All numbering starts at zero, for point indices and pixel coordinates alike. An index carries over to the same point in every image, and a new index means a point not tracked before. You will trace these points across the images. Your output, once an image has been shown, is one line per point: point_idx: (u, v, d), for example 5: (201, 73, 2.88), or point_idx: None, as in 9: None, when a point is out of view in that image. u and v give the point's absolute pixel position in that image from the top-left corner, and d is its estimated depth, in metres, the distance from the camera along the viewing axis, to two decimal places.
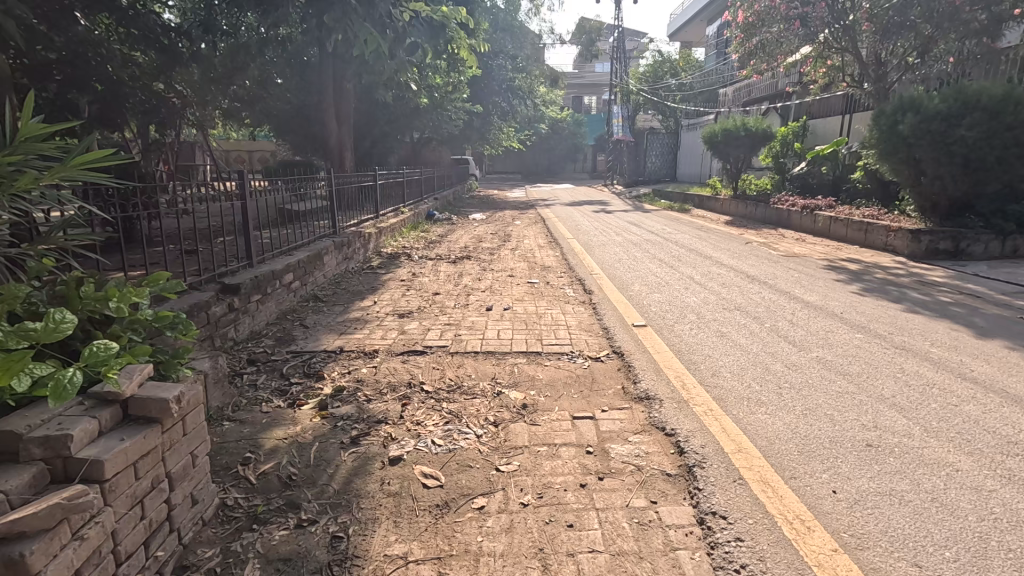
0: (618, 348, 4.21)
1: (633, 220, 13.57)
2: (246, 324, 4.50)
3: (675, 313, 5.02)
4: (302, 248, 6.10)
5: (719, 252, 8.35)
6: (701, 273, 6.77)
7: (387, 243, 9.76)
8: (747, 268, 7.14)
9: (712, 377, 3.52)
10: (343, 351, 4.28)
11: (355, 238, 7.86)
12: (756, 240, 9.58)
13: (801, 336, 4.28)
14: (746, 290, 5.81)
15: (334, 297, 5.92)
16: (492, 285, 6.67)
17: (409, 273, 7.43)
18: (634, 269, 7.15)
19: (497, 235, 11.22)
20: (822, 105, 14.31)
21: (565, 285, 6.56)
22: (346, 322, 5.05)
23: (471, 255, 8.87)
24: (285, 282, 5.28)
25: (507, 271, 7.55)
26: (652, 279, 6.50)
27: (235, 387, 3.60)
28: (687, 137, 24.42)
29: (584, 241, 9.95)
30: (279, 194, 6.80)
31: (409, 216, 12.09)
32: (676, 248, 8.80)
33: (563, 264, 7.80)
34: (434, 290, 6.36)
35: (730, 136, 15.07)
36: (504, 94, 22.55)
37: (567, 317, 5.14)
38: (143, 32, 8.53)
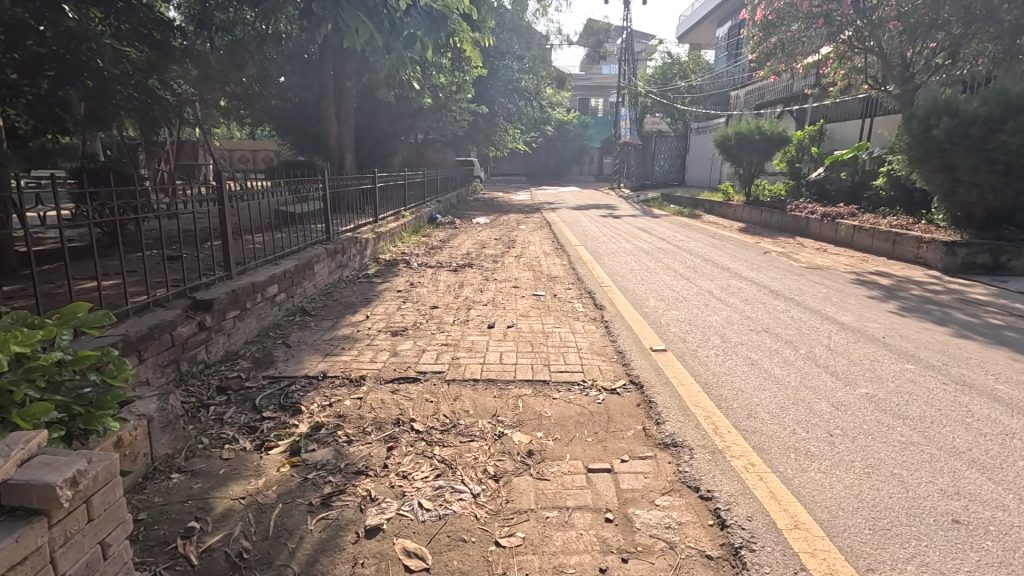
0: (636, 378, 3.73)
1: (642, 225, 13.10)
2: (221, 344, 4.05)
3: (697, 335, 4.54)
4: (289, 257, 5.65)
5: (737, 263, 7.86)
6: (720, 287, 6.29)
7: (386, 248, 9.31)
8: (768, 281, 6.65)
9: (748, 420, 3.02)
10: (325, 377, 3.81)
11: (350, 245, 7.42)
12: (774, 250, 9.08)
13: (843, 365, 3.80)
14: (771, 308, 5.32)
15: (323, 311, 5.46)
16: (495, 297, 6.20)
17: (406, 283, 6.97)
18: (647, 281, 6.67)
19: (501, 241, 10.76)
20: (841, 109, 13.81)
21: (574, 298, 6.09)
22: (333, 341, 4.59)
23: (473, 263, 8.39)
24: (268, 295, 4.82)
25: (512, 281, 7.08)
26: (667, 293, 6.02)
27: (196, 422, 3.13)
28: (696, 141, 23.89)
29: (592, 248, 9.46)
30: (269, 198, 6.39)
31: (410, 220, 11.66)
32: (690, 257, 8.32)
33: (571, 274, 7.33)
34: (432, 303, 5.90)
35: (743, 140, 14.54)
36: (510, 96, 22.13)
37: (577, 338, 4.67)
38: (135, 25, 8.17)
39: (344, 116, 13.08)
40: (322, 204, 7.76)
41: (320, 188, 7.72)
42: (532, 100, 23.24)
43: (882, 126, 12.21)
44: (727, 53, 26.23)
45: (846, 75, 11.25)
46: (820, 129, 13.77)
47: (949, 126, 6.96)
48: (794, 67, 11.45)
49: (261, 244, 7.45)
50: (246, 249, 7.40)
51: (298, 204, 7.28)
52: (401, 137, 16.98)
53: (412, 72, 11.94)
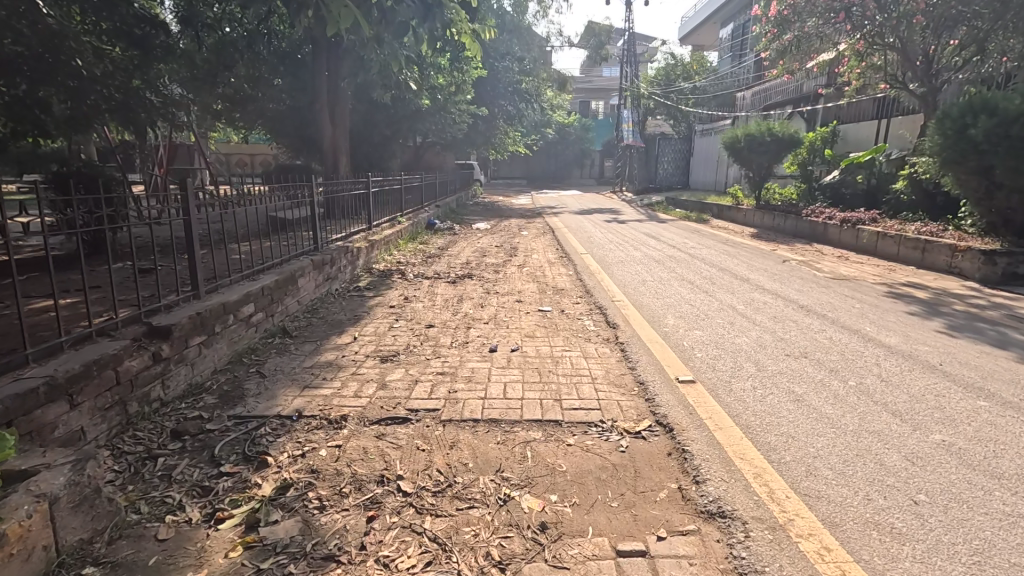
0: (664, 419, 3.18)
1: (649, 231, 12.55)
2: (183, 377, 3.52)
3: (729, 362, 4.00)
4: (270, 271, 5.11)
5: (756, 274, 7.32)
6: (743, 301, 5.76)
7: (381, 257, 8.78)
8: (794, 294, 6.11)
9: (808, 479, 2.48)
10: (300, 417, 3.27)
11: (340, 255, 6.88)
12: (792, 258, 8.55)
13: (903, 401, 3.26)
14: (805, 328, 4.79)
15: (306, 332, 4.92)
16: (498, 314, 5.66)
17: (400, 296, 6.44)
18: (663, 294, 6.13)
19: (503, 248, 10.22)
20: (855, 109, 13.29)
21: (584, 314, 5.55)
22: (314, 370, 4.04)
23: (473, 273, 7.85)
24: (242, 316, 4.28)
25: (515, 294, 6.54)
26: (686, 309, 5.49)
27: (138, 482, 2.60)
28: (701, 142, 23.34)
29: (599, 257, 8.92)
30: (252, 205, 5.86)
31: (407, 226, 11.13)
32: (705, 267, 7.78)
33: (578, 286, 6.79)
34: (429, 321, 5.37)
35: (753, 142, 13.96)
36: (510, 98, 21.66)
37: (592, 365, 4.12)
38: (117, 24, 7.70)
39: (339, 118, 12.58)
40: (312, 211, 7.19)
41: (309, 192, 7.13)
42: (534, 102, 22.79)
43: (901, 127, 11.69)
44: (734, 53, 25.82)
45: (860, 74, 10.81)
46: (833, 130, 13.24)
47: (988, 126, 6.44)
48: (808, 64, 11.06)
49: (247, 256, 6.92)
50: (230, 260, 6.87)
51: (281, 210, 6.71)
52: (399, 140, 16.47)
53: (410, 71, 11.51)
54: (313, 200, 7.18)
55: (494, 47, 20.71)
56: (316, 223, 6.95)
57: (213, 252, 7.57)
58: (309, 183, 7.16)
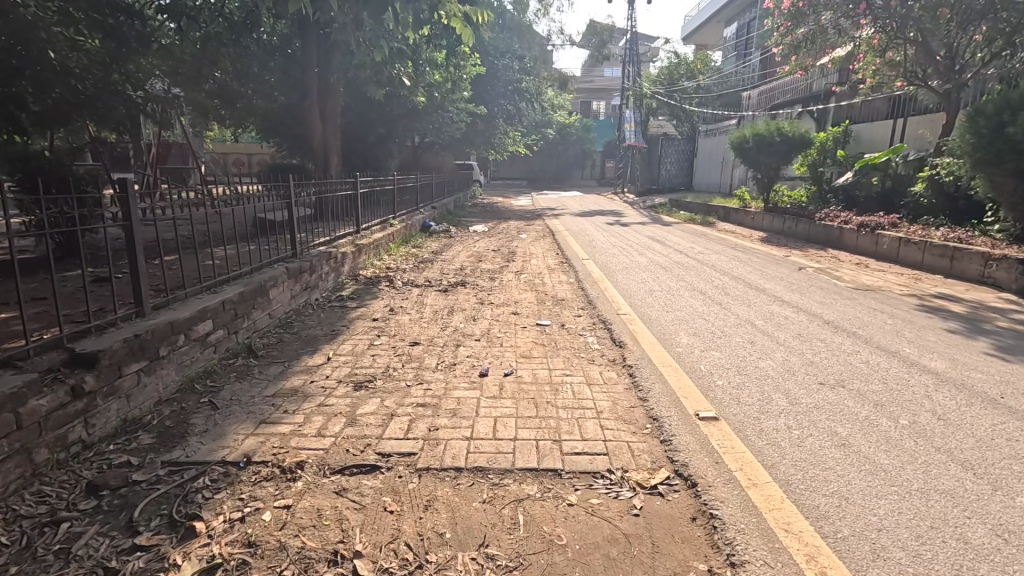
0: (685, 470, 2.64)
1: (655, 235, 12.01)
2: (114, 412, 2.98)
3: (756, 392, 3.45)
4: (235, 282, 4.57)
5: (772, 283, 6.78)
6: (762, 316, 5.22)
7: (369, 262, 8.25)
8: (816, 307, 5.58)
9: (877, 567, 1.94)
10: (248, 464, 2.73)
11: (321, 262, 6.33)
12: (809, 265, 8.01)
13: (971, 447, 2.72)
14: (835, 349, 4.25)
15: (274, 352, 4.38)
16: (491, 329, 5.11)
17: (386, 307, 5.91)
18: (673, 307, 5.59)
19: (500, 253, 9.69)
20: (869, 108, 12.76)
21: (586, 330, 5.03)
22: (275, 400, 3.48)
23: (467, 281, 7.31)
24: (195, 335, 3.73)
25: (511, 305, 6.01)
26: (699, 325, 4.94)
27: (27, 562, 2.07)
28: (705, 143, 22.80)
29: (602, 263, 8.38)
30: (222, 208, 5.31)
31: (400, 229, 10.59)
32: (716, 275, 7.23)
33: (580, 296, 6.26)
34: (414, 337, 4.82)
35: (762, 143, 13.33)
36: (510, 97, 21.08)
37: (596, 394, 3.58)
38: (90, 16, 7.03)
39: (329, 115, 12.03)
40: (289, 212, 6.55)
41: (285, 192, 6.49)
42: (534, 102, 22.30)
43: (919, 127, 11.15)
44: (739, 53, 25.30)
45: (875, 71, 10.32)
46: (845, 129, 12.70)
47: None
48: (821, 60, 10.61)
49: (220, 264, 6.37)
50: (201, 267, 6.33)
51: (251, 211, 6.12)
52: (396, 139, 15.95)
53: (403, 67, 11.03)
54: (290, 200, 6.54)
55: (494, 45, 20.19)
56: (296, 227, 6.33)
57: (186, 258, 7.01)
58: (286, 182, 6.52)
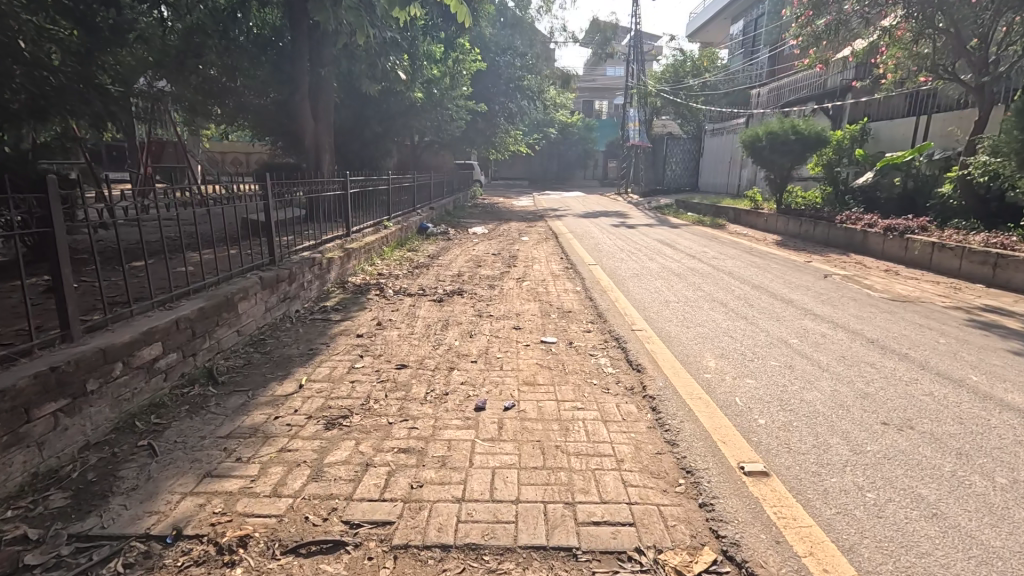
0: (739, 554, 2.05)
1: (664, 238, 11.42)
2: (18, 466, 2.41)
3: (809, 436, 2.85)
4: (195, 297, 3.97)
5: (799, 293, 6.18)
6: (795, 333, 4.61)
7: (360, 268, 7.66)
8: (852, 322, 4.97)
9: None
10: (176, 540, 2.14)
11: (303, 269, 5.73)
12: (835, 273, 7.42)
13: None
14: (889, 377, 3.65)
15: (239, 377, 3.79)
16: (489, 348, 4.52)
17: (374, 320, 5.32)
18: (694, 322, 4.99)
19: (501, 257, 9.10)
20: (889, 104, 12.16)
21: (598, 350, 4.44)
22: (228, 443, 2.89)
23: (464, 290, 6.71)
24: (136, 362, 3.14)
25: (513, 318, 5.42)
26: (727, 345, 4.34)
27: None
28: (711, 142, 22.22)
29: (610, 269, 7.78)
30: (185, 212, 4.72)
31: (394, 231, 10.01)
32: (736, 284, 6.63)
33: (589, 308, 5.66)
34: (401, 359, 4.22)
35: (777, 141, 12.69)
36: (512, 94, 20.43)
37: (615, 436, 3.00)
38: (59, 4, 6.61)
39: (321, 111, 11.44)
40: (266, 214, 5.96)
41: (261, 193, 5.89)
42: (536, 100, 21.71)
43: (945, 124, 10.56)
44: (746, 49, 24.71)
45: (898, 64, 9.74)
46: (863, 128, 12.12)
47: None
48: (841, 53, 10.08)
49: (192, 273, 5.82)
50: (171, 276, 5.77)
51: (222, 214, 5.54)
52: (393, 137, 15.39)
53: (399, 61, 10.46)
54: (267, 201, 5.94)
55: (495, 42, 19.74)
56: (274, 229, 5.70)
57: (158, 265, 6.45)
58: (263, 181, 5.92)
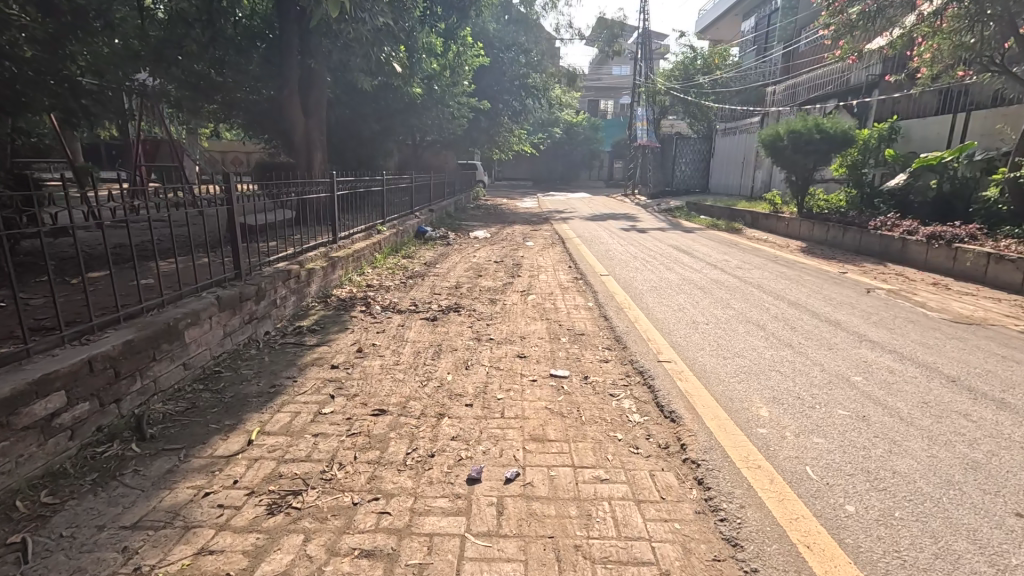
0: None
1: (678, 244, 10.67)
2: None
3: (925, 539, 2.07)
4: (126, 325, 3.21)
5: (844, 312, 5.40)
6: (857, 369, 3.83)
7: (347, 278, 6.91)
8: (920, 353, 4.17)
9: None
10: None
11: (276, 284, 4.98)
12: (878, 286, 6.63)
13: None
14: (998, 436, 2.85)
15: (177, 427, 3.03)
16: (488, 385, 3.73)
17: (356, 345, 4.56)
18: (732, 353, 4.21)
19: (504, 265, 8.38)
20: (922, 101, 11.35)
21: (621, 390, 3.67)
22: (131, 539, 2.14)
23: (461, 305, 5.96)
24: (22, 421, 2.39)
25: (516, 344, 4.65)
26: (779, 386, 3.55)
27: None
28: (723, 142, 21.45)
29: (624, 280, 7.02)
30: (125, 219, 3.98)
31: (389, 236, 9.28)
32: (770, 301, 5.85)
33: (606, 332, 4.90)
34: (381, 401, 3.45)
35: (799, 140, 11.87)
36: (515, 92, 19.63)
37: (654, 528, 2.23)
38: None
39: (312, 106, 10.69)
40: (230, 218, 5.21)
41: (223, 195, 5.15)
42: (541, 99, 20.96)
43: (987, 123, 9.74)
44: (758, 47, 24.00)
45: (935, 55, 9.07)
46: (893, 126, 11.32)
47: None
48: (874, 41, 9.47)
49: (148, 287, 5.10)
50: (125, 291, 5.05)
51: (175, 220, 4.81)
52: (392, 136, 14.66)
53: (395, 52, 9.72)
54: (230, 204, 5.19)
55: (498, 37, 19.09)
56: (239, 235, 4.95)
57: (117, 277, 5.75)
58: (226, 181, 5.18)
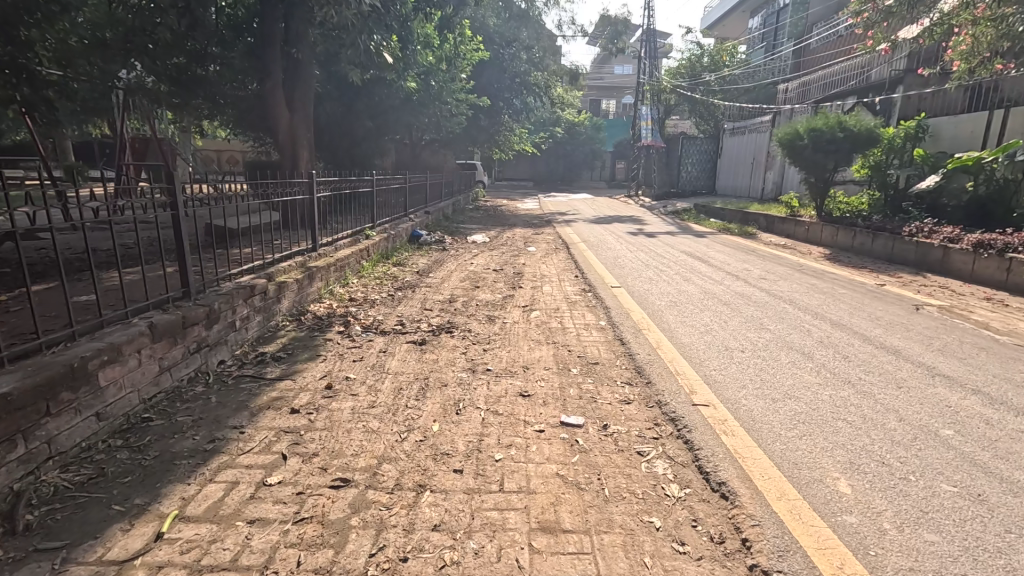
0: None
1: (691, 250, 9.93)
2: None
3: None
4: (9, 371, 2.47)
5: (898, 337, 4.64)
6: (944, 419, 3.07)
7: (327, 291, 6.14)
8: (1012, 395, 3.40)
9: None
10: None
11: (235, 301, 4.23)
12: (927, 302, 5.86)
13: None
14: None
15: (65, 513, 2.27)
16: (484, 439, 2.98)
17: (324, 380, 3.78)
18: (781, 393, 3.46)
19: (503, 274, 7.63)
20: (951, 98, 10.59)
21: (651, 448, 2.90)
22: None
23: (455, 324, 5.20)
24: None
25: (517, 377, 3.88)
26: (853, 445, 2.80)
27: None
28: (731, 142, 20.70)
29: (639, 294, 6.26)
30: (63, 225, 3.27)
31: (379, 241, 8.54)
32: (810, 322, 5.08)
33: (625, 362, 4.12)
34: (346, 465, 2.69)
35: (819, 139, 11.11)
36: (516, 89, 18.87)
37: None
38: None
39: (298, 100, 9.94)
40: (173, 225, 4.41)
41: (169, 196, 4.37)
42: (543, 96, 20.21)
43: None
44: (767, 43, 23.28)
45: (972, 46, 8.34)
46: (922, 124, 10.54)
47: None
48: (910, 25, 8.85)
49: (85, 306, 4.36)
50: (59, 310, 4.31)
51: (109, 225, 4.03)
52: (386, 133, 13.89)
53: (386, 41, 8.96)
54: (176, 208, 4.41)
55: (500, 33, 18.34)
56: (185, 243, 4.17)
57: (59, 292, 5.01)
58: (167, 179, 4.37)
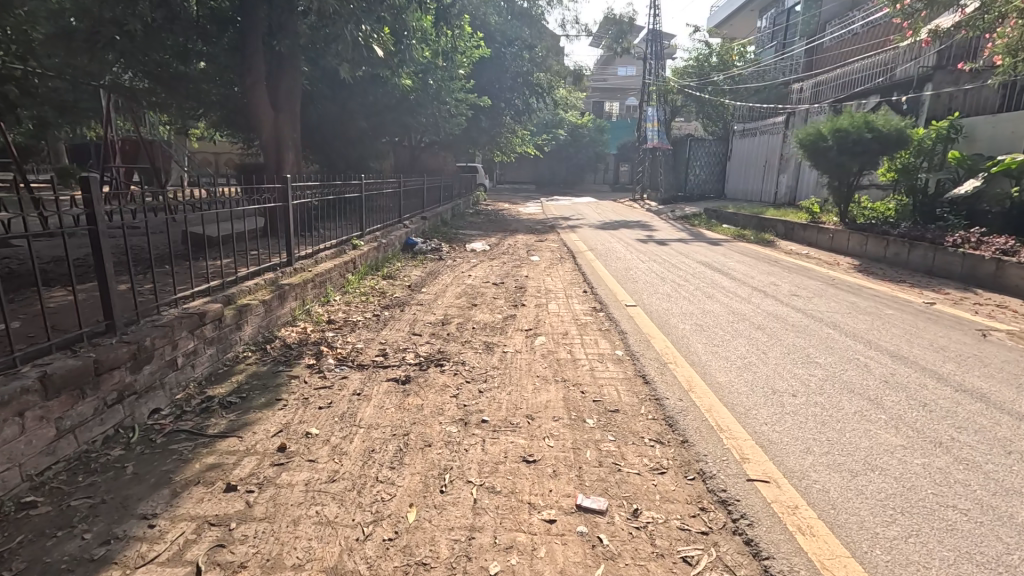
0: None
1: (709, 260, 9.15)
2: None
3: None
4: None
5: (978, 375, 3.86)
6: None
7: (302, 311, 5.37)
8: None
9: None
10: None
11: (176, 334, 3.46)
12: (993, 327, 5.07)
13: None
14: None
15: None
16: (476, 537, 2.21)
17: (278, 438, 3.00)
18: (861, 463, 2.67)
19: (503, 288, 6.87)
20: (987, 96, 9.81)
21: (704, 554, 2.12)
22: None
23: (446, 354, 4.43)
24: None
25: (520, 433, 3.10)
26: (985, 557, 2.02)
27: None
28: (741, 144, 19.91)
29: (659, 315, 5.45)
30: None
31: (368, 250, 7.79)
32: (868, 354, 4.28)
33: (652, 411, 3.34)
34: None
35: (844, 139, 10.32)
36: (518, 88, 18.10)
37: None
38: None
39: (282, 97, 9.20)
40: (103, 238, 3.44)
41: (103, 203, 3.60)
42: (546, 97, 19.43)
43: None
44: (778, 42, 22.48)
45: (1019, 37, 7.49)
46: (955, 124, 9.75)
47: None
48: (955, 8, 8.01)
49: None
50: None
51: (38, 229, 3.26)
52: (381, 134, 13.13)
53: (377, 33, 8.21)
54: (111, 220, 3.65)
55: (500, 30, 17.54)
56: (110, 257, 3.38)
57: None
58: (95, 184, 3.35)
